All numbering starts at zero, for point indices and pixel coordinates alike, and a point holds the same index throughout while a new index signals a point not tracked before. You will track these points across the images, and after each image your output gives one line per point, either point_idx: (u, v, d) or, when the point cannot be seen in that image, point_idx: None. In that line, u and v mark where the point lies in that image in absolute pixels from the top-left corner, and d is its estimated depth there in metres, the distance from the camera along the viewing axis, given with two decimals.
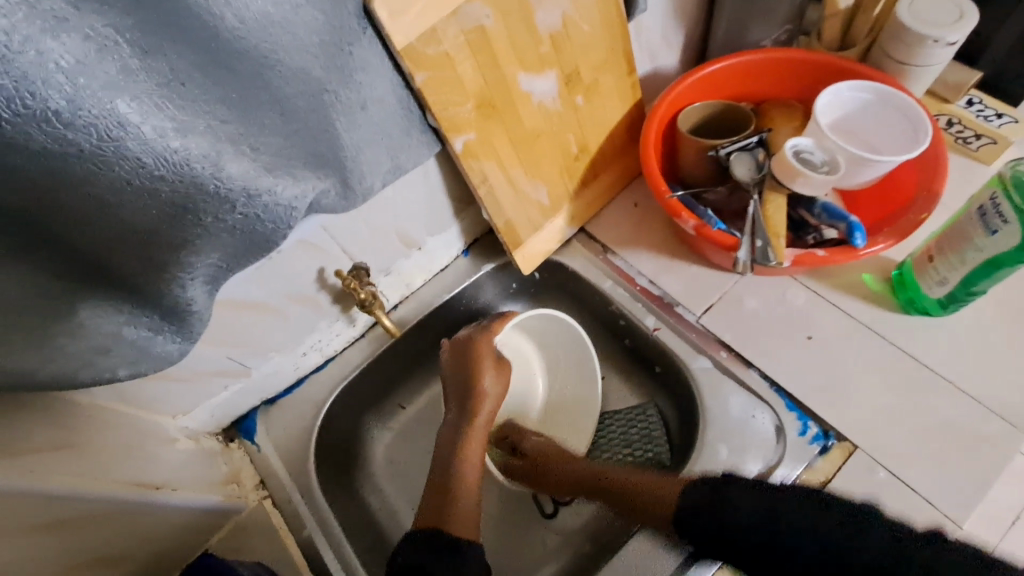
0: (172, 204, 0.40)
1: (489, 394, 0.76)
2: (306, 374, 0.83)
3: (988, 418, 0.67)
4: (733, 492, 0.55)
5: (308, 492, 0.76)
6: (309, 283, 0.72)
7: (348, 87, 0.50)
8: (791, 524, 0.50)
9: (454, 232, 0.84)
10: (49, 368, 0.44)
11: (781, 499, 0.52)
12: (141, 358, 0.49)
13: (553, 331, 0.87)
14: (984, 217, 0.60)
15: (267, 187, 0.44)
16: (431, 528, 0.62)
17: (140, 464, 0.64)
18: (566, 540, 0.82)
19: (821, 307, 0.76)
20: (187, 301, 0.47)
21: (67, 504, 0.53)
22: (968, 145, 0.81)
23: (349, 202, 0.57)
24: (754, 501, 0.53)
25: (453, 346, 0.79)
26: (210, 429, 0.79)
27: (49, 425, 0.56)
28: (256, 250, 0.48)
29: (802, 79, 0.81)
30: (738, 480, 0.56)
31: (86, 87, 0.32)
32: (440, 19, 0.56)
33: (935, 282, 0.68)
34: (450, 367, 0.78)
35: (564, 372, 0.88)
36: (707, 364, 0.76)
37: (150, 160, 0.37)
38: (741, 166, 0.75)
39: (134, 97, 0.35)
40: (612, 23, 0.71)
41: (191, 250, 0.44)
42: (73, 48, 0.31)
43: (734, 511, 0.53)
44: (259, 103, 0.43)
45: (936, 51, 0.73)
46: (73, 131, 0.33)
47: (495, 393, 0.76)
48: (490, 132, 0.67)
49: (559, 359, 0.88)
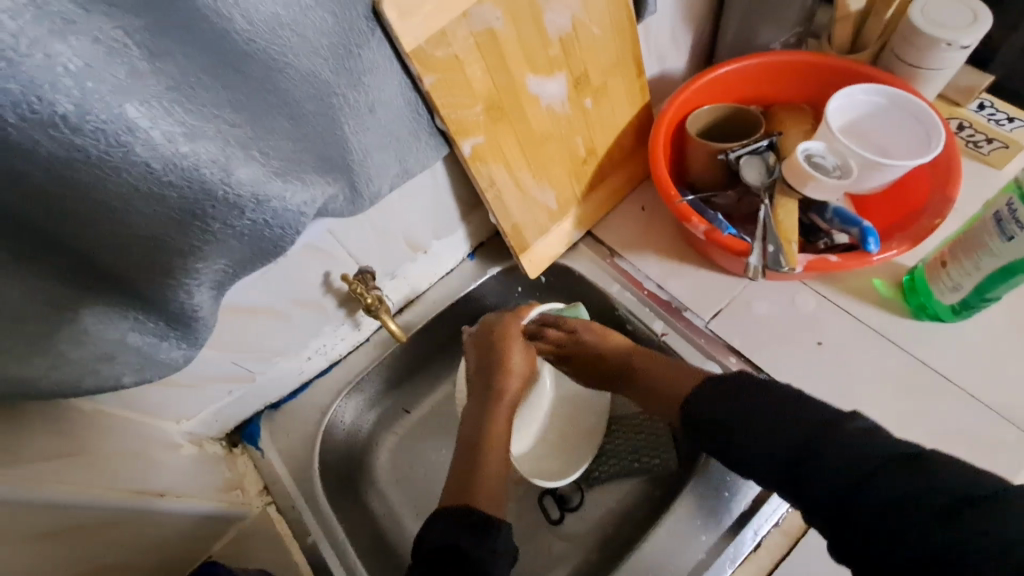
0: (181, 210, 0.39)
1: (515, 370, 0.78)
2: (310, 379, 0.82)
3: (1001, 425, 0.66)
4: (730, 405, 0.58)
5: (312, 498, 0.75)
6: (315, 287, 0.71)
7: (356, 90, 0.49)
8: (780, 423, 0.54)
9: (460, 235, 0.84)
10: (54, 376, 0.43)
11: (765, 400, 0.56)
12: (145, 364, 0.49)
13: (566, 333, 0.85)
14: (1000, 223, 0.59)
15: (276, 192, 0.44)
16: (463, 505, 0.62)
17: (143, 469, 0.64)
18: (572, 547, 0.81)
19: (831, 313, 0.75)
20: (192, 307, 0.47)
21: (68, 513, 0.52)
22: (979, 149, 0.81)
23: (357, 206, 0.57)
24: (751, 404, 0.56)
25: (477, 339, 0.80)
26: (214, 434, 0.78)
27: (60, 434, 0.55)
28: (264, 255, 0.47)
29: (812, 83, 0.81)
30: (742, 379, 0.60)
31: (94, 90, 0.32)
32: (450, 22, 0.55)
33: (948, 288, 0.67)
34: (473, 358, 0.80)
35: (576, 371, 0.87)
36: (716, 370, 0.75)
37: (158, 165, 0.36)
38: (751, 170, 0.74)
39: (143, 101, 0.34)
40: (622, 25, 0.70)
41: (198, 256, 0.43)
42: (82, 51, 0.31)
43: (715, 413, 0.59)
44: (268, 107, 0.43)
45: (949, 55, 0.73)
46: (80, 136, 0.32)
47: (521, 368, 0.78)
48: (498, 136, 0.67)
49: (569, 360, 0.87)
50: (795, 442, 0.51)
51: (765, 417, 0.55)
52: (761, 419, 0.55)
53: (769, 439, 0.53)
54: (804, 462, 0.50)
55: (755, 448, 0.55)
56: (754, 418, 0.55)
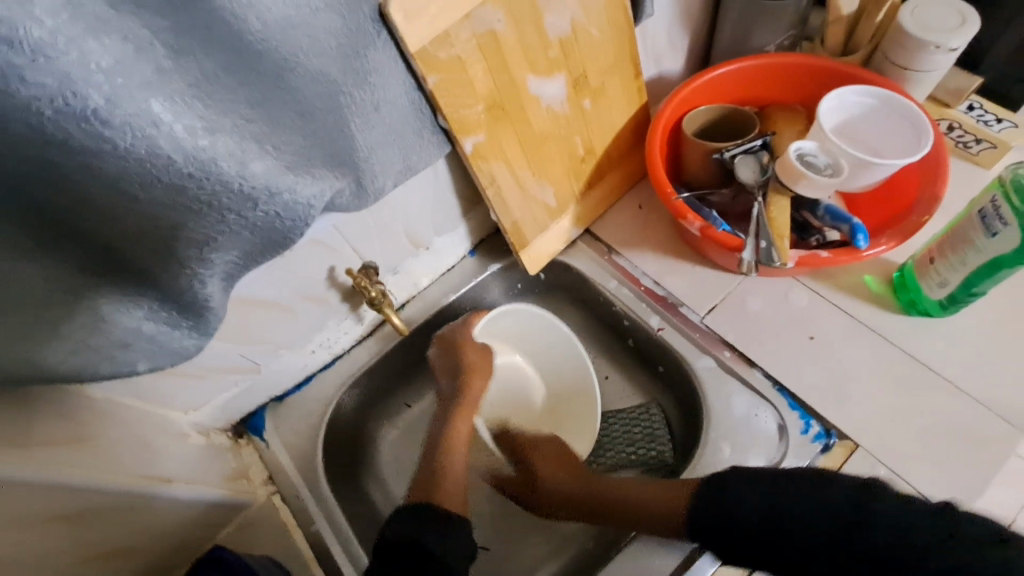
0: (197, 203, 0.41)
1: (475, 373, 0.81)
2: (314, 372, 0.84)
3: (987, 417, 0.68)
4: (748, 489, 0.59)
5: (316, 488, 0.76)
6: (320, 282, 0.73)
7: (363, 89, 0.51)
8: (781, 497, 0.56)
9: (460, 232, 0.86)
10: (72, 361, 0.45)
11: (772, 483, 0.58)
12: (159, 352, 0.51)
13: (525, 326, 0.87)
14: (985, 220, 0.61)
15: (288, 185, 0.46)
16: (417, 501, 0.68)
17: (152, 457, 0.65)
18: (569, 537, 0.83)
19: (823, 308, 0.77)
20: (205, 297, 0.49)
21: (77, 496, 0.54)
22: (968, 150, 0.83)
23: (362, 201, 0.59)
24: (767, 488, 0.58)
25: (441, 339, 0.83)
26: (221, 426, 0.80)
27: (67, 419, 0.56)
28: (274, 247, 0.50)
29: (805, 84, 0.83)
30: (742, 470, 0.61)
31: (122, 86, 0.34)
32: (453, 23, 0.57)
33: (935, 283, 0.69)
34: (438, 365, 0.83)
35: (546, 356, 0.89)
36: (710, 364, 0.77)
37: (178, 159, 0.38)
38: (745, 169, 0.76)
39: (167, 97, 0.36)
40: (620, 27, 0.72)
41: (212, 246, 0.45)
42: (111, 50, 0.33)
43: (736, 502, 0.58)
44: (281, 104, 0.44)
45: (937, 57, 0.75)
46: (109, 129, 0.34)
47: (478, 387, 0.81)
48: (499, 135, 0.69)
49: (539, 348, 0.89)
50: (814, 519, 0.53)
51: (786, 512, 0.55)
52: (780, 513, 0.56)
53: (790, 535, 0.54)
54: (782, 538, 0.55)
55: (796, 553, 0.54)
56: (764, 510, 0.57)
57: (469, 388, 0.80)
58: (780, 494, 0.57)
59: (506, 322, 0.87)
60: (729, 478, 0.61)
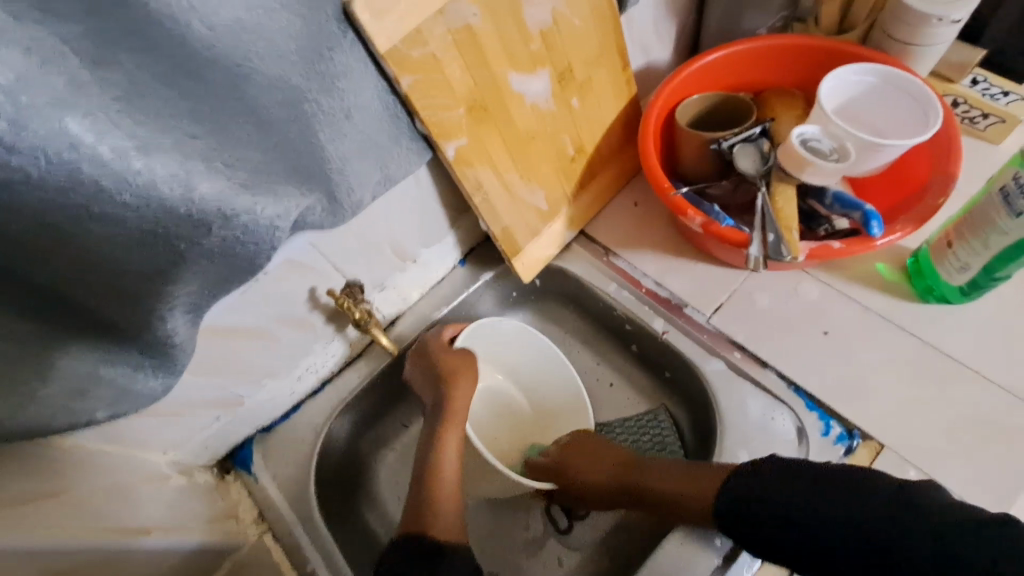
0: (142, 230, 0.37)
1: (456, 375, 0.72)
2: (302, 399, 0.79)
3: (1015, 405, 0.64)
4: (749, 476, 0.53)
5: (310, 521, 0.72)
6: (300, 303, 0.68)
7: (330, 95, 0.47)
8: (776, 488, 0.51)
9: (448, 243, 0.81)
10: (22, 415, 0.40)
11: (798, 483, 0.50)
12: (121, 398, 0.46)
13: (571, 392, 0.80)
14: (1007, 199, 0.57)
15: (245, 207, 0.41)
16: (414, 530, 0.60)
17: (126, 508, 0.60)
18: (583, 558, 0.78)
19: (837, 300, 0.73)
20: (168, 334, 0.44)
21: (51, 560, 0.49)
22: (975, 125, 0.79)
23: (337, 216, 0.54)
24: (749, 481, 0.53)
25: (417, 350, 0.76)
26: (204, 463, 0.75)
27: (27, 475, 0.51)
28: (240, 273, 0.45)
29: (801, 65, 0.79)
30: (779, 465, 0.53)
31: (29, 104, 0.29)
32: (425, 19, 0.52)
33: (955, 269, 0.65)
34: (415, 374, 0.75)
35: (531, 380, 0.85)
36: (720, 366, 0.72)
37: (110, 184, 0.34)
38: (745, 158, 0.72)
39: (87, 114, 0.32)
40: (603, 15, 0.68)
41: (165, 279, 0.40)
42: (14, 63, 0.28)
43: (772, 498, 0.50)
44: (233, 114, 0.40)
45: (940, 30, 0.71)
46: (18, 155, 0.29)
47: (463, 374, 0.72)
48: (481, 136, 0.64)
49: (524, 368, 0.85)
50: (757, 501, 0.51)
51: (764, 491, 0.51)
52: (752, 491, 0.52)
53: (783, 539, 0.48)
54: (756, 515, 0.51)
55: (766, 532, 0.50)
56: (784, 513, 0.49)
57: (452, 397, 0.71)
58: (812, 498, 0.48)
59: (561, 372, 0.80)
60: (768, 476, 0.52)
